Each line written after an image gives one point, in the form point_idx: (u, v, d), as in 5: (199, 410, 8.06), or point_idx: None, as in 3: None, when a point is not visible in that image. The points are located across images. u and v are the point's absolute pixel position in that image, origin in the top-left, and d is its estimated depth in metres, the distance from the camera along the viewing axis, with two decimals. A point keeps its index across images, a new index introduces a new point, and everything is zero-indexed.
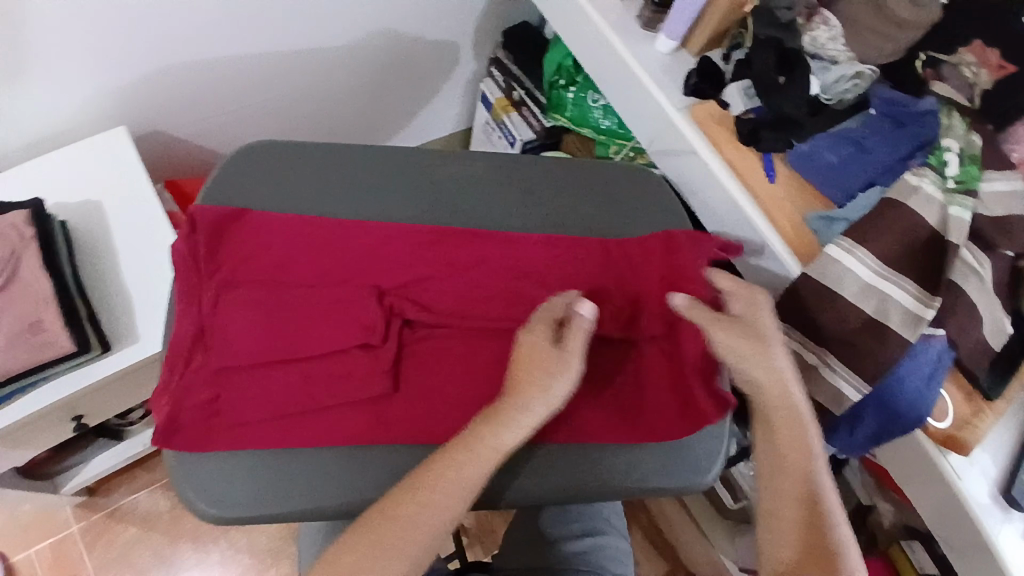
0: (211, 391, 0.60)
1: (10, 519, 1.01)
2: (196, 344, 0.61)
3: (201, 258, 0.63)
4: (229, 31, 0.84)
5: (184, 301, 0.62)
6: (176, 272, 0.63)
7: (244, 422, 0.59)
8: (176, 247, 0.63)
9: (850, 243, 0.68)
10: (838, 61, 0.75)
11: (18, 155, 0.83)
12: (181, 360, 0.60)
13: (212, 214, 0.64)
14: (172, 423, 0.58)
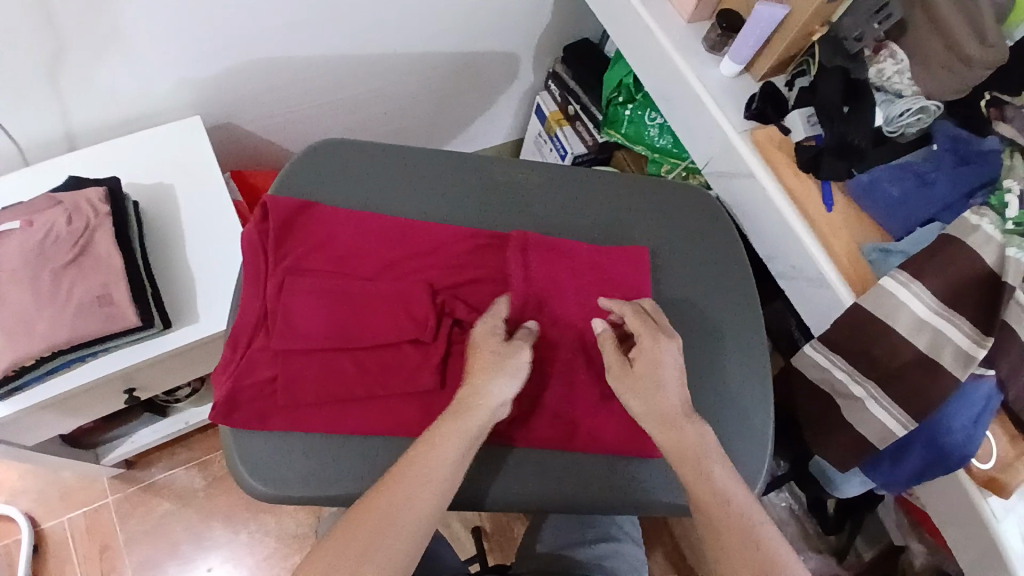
0: (269, 373, 0.61)
1: (52, 484, 1.05)
2: (258, 326, 0.63)
3: (269, 245, 0.65)
4: (307, 30, 0.87)
5: (251, 285, 0.64)
6: (244, 256, 0.65)
7: (298, 406, 0.60)
8: (247, 232, 0.65)
9: (907, 277, 0.67)
10: (903, 94, 0.76)
11: (98, 135, 0.87)
12: (243, 340, 0.62)
13: (283, 204, 0.66)
14: (229, 402, 0.60)
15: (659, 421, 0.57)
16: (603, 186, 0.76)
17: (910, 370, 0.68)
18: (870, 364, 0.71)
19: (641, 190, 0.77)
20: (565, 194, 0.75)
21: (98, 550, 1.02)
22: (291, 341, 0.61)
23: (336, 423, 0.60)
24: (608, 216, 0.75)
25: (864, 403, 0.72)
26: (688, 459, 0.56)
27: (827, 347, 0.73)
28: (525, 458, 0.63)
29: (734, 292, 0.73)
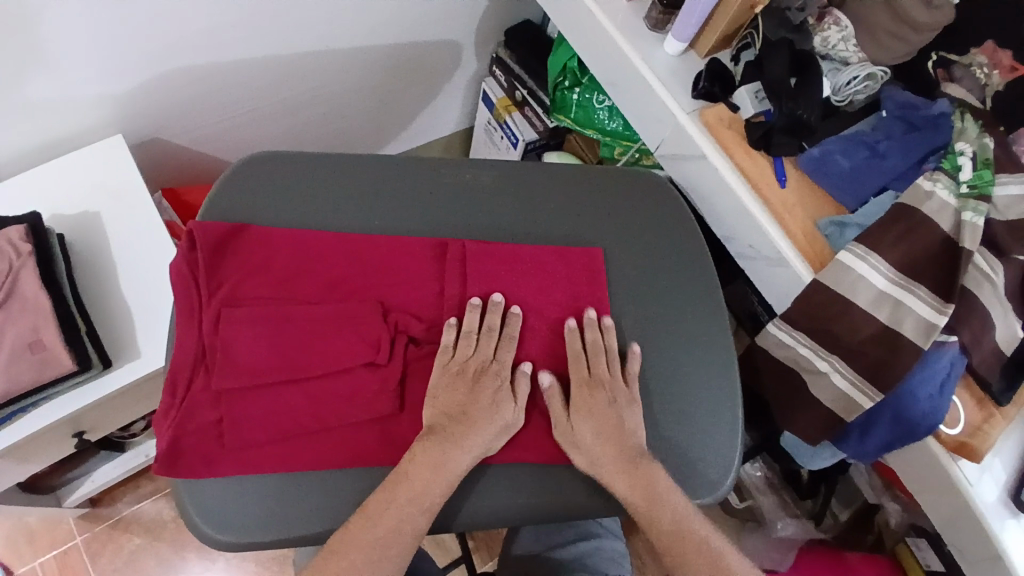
0: (215, 414, 0.58)
1: (12, 531, 1.00)
2: (198, 365, 0.60)
3: (201, 277, 0.61)
4: (236, 36, 0.83)
5: (185, 321, 0.60)
6: (175, 291, 0.61)
7: (248, 445, 0.58)
8: (177, 263, 0.61)
9: (865, 249, 0.67)
10: (849, 61, 0.74)
11: (17, 165, 0.81)
12: (183, 381, 0.59)
13: (212, 232, 0.62)
14: (174, 448, 0.57)
15: (614, 459, 0.60)
16: (552, 180, 0.74)
17: (872, 344, 0.68)
18: (833, 341, 0.70)
19: (592, 181, 0.74)
20: (514, 192, 0.72)
21: None
22: (234, 378, 0.58)
23: (292, 459, 0.58)
24: (562, 214, 0.73)
25: (829, 377, 0.71)
26: (648, 496, 0.59)
27: (789, 326, 0.72)
28: (493, 471, 0.62)
29: (693, 279, 0.72)
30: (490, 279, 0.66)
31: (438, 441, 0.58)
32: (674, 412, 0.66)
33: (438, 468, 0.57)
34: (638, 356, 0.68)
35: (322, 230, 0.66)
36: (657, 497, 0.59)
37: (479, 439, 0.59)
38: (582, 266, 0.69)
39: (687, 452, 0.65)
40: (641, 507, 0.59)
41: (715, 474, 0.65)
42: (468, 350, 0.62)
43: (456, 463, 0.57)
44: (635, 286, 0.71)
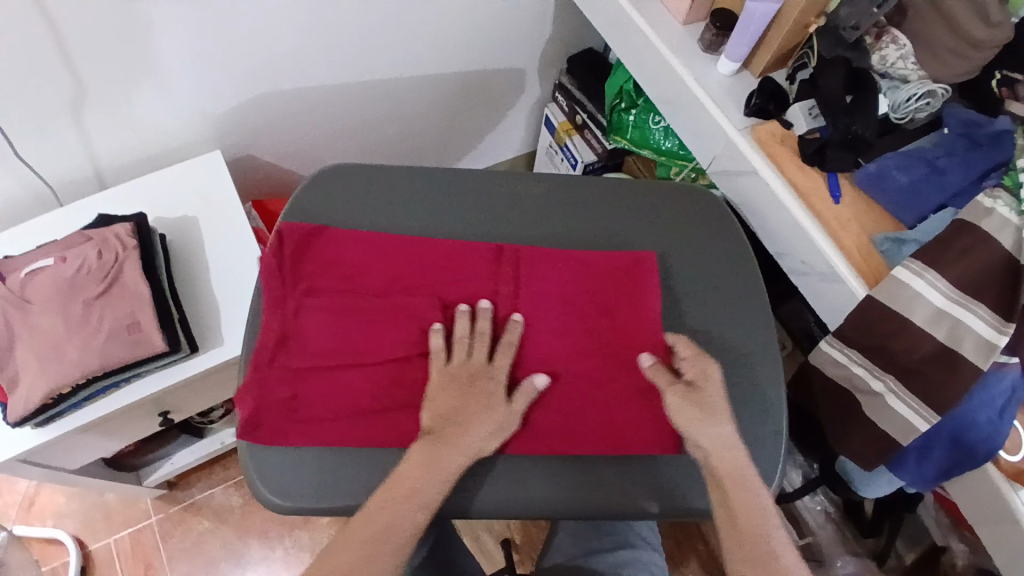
0: (291, 390, 0.64)
1: (98, 507, 1.10)
2: (278, 346, 0.65)
3: (286, 270, 0.68)
4: (321, 63, 0.92)
5: (271, 307, 0.67)
6: (263, 282, 0.68)
7: (318, 420, 0.63)
8: (266, 259, 0.68)
9: (921, 265, 0.65)
10: (908, 79, 0.74)
11: (126, 173, 0.93)
12: (265, 359, 0.65)
13: (298, 231, 0.69)
14: (254, 419, 0.63)
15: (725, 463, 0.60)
16: (602, 190, 0.77)
17: (927, 364, 0.66)
18: (888, 359, 0.68)
19: (641, 193, 0.77)
20: (565, 203, 0.76)
21: (142, 568, 1.07)
22: (312, 360, 0.65)
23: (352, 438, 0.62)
24: (613, 225, 0.75)
25: (885, 399, 0.69)
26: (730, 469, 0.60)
27: (841, 343, 0.71)
28: (510, 466, 0.64)
29: (741, 289, 0.72)
30: (544, 285, 0.69)
31: (438, 442, 0.60)
32: None
33: (439, 461, 0.59)
34: None
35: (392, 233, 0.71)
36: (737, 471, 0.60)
37: (485, 428, 0.61)
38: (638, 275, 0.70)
39: None
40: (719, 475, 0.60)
41: (759, 485, 0.64)
42: (463, 351, 0.64)
43: (470, 448, 0.60)
44: (684, 296, 0.72)
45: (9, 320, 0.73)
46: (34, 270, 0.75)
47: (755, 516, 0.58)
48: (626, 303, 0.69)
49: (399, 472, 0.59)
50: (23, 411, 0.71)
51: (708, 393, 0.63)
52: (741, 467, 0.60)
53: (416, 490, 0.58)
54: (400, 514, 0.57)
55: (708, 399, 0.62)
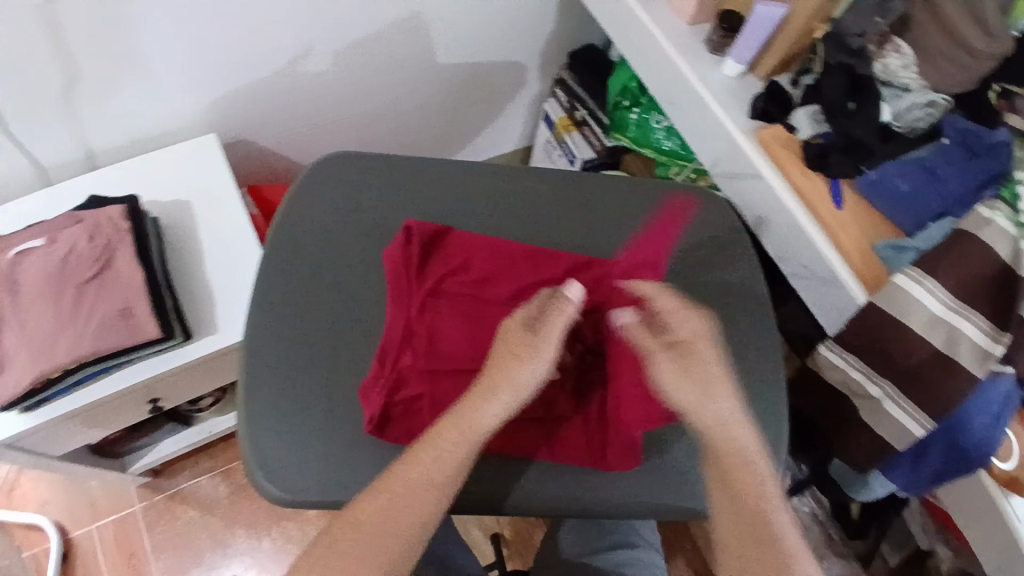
0: (416, 391, 0.63)
1: (80, 495, 1.07)
2: (404, 341, 0.65)
3: (413, 267, 0.68)
4: (321, 50, 0.90)
5: (397, 306, 0.67)
6: (390, 275, 0.68)
7: None
8: (393, 254, 0.69)
9: (920, 272, 0.67)
10: (910, 88, 0.75)
11: (117, 156, 0.90)
12: (391, 356, 0.64)
13: (426, 228, 0.69)
14: (382, 417, 0.62)
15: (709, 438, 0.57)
16: (608, 190, 0.77)
17: (923, 369, 0.67)
18: (884, 363, 0.70)
19: (650, 195, 0.78)
20: (570, 201, 0.76)
21: (124, 558, 1.05)
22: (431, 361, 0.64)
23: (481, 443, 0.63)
24: (618, 224, 0.76)
25: (882, 403, 0.71)
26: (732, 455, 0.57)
27: (841, 347, 0.73)
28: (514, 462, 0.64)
29: (742, 292, 0.74)
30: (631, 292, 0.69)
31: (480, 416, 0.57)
32: None
33: (473, 431, 0.57)
34: None
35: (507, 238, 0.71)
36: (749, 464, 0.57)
37: (496, 399, 0.57)
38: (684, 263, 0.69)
39: None
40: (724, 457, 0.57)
41: None
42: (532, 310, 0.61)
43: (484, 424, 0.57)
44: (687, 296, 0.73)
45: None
46: (25, 251, 0.73)
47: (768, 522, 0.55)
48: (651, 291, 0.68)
49: (432, 437, 0.57)
50: (11, 395, 0.69)
51: (716, 382, 0.58)
52: (761, 472, 0.57)
53: (444, 459, 0.56)
54: (428, 484, 0.55)
55: (720, 387, 0.57)
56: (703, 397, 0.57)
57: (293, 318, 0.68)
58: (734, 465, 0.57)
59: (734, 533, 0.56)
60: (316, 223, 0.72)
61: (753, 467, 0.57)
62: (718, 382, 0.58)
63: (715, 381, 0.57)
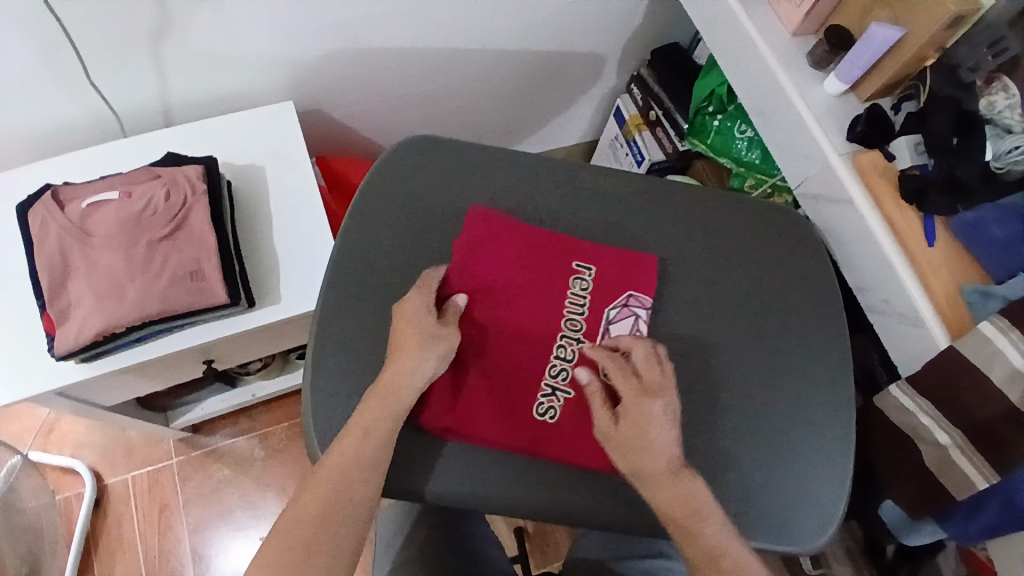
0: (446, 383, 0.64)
1: (119, 441, 1.09)
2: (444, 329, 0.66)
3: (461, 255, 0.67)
4: (407, 26, 0.88)
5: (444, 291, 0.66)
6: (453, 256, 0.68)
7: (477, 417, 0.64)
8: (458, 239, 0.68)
9: (1008, 323, 0.64)
10: (1014, 129, 0.68)
11: (193, 113, 0.90)
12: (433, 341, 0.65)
13: (484, 219, 0.69)
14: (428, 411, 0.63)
15: (657, 479, 0.59)
16: (689, 202, 0.76)
17: (998, 425, 0.65)
18: (958, 412, 0.68)
19: (732, 210, 0.76)
20: (651, 209, 0.75)
21: (157, 507, 1.07)
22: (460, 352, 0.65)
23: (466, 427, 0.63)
24: (698, 236, 0.74)
25: (949, 453, 0.69)
26: (685, 505, 0.58)
27: (913, 389, 0.71)
28: (573, 471, 0.64)
29: (816, 321, 0.72)
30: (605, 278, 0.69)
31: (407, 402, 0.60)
32: (782, 458, 0.66)
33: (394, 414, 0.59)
34: (754, 392, 0.69)
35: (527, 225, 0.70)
36: (698, 511, 0.57)
37: (425, 366, 0.61)
38: (634, 265, 0.70)
39: (788, 503, 0.65)
40: (676, 514, 0.58)
41: (815, 525, 0.64)
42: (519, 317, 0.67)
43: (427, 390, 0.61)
44: (760, 319, 0.72)
45: (66, 250, 0.71)
46: (97, 202, 0.73)
47: (694, 502, 0.58)
48: (603, 285, 0.69)
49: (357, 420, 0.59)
50: (73, 344, 0.70)
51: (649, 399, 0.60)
52: (676, 454, 0.59)
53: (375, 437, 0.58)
54: (359, 465, 0.57)
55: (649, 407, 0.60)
56: (630, 440, 0.59)
57: (363, 301, 0.67)
58: (649, 442, 0.59)
59: (669, 515, 0.58)
60: (392, 204, 0.71)
61: (709, 516, 0.57)
62: (646, 420, 0.59)
63: (646, 421, 0.59)
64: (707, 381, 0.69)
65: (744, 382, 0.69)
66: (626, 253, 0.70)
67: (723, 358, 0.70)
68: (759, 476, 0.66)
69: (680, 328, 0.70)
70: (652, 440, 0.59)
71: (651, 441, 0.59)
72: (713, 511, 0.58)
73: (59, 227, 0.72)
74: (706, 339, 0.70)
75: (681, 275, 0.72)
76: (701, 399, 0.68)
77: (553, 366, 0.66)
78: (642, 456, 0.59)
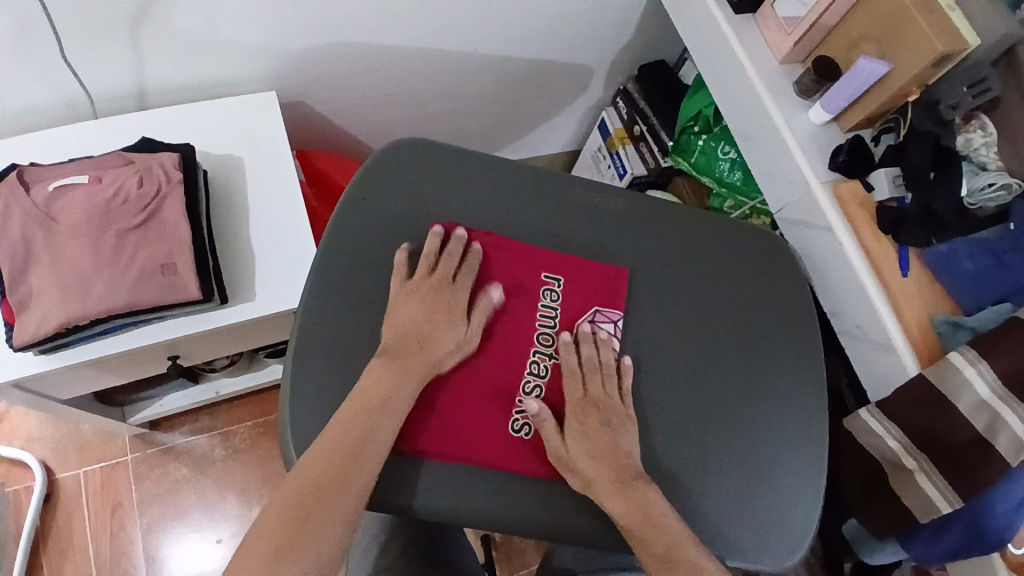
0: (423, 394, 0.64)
1: (71, 435, 1.04)
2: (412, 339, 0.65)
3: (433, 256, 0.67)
4: (400, 24, 0.87)
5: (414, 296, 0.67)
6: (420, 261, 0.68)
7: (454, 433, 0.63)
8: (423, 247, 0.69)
9: (976, 354, 0.66)
10: (988, 167, 0.73)
11: (170, 98, 0.86)
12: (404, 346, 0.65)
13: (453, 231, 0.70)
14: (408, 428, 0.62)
15: (612, 482, 0.60)
16: (674, 220, 0.76)
17: (964, 451, 0.66)
18: (925, 438, 0.69)
19: (716, 231, 0.77)
20: (638, 224, 0.75)
21: (109, 506, 1.02)
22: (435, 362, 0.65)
23: (456, 448, 0.62)
24: (682, 253, 0.75)
25: (913, 475, 0.71)
26: (643, 515, 0.59)
27: (881, 414, 0.73)
28: (550, 488, 0.63)
29: (795, 344, 0.74)
30: (571, 287, 0.71)
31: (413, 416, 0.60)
32: (755, 479, 0.67)
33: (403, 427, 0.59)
34: (732, 413, 0.69)
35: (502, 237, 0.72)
36: (653, 518, 0.59)
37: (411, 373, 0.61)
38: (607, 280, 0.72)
39: (760, 524, 0.66)
40: (635, 524, 0.59)
41: (785, 546, 0.65)
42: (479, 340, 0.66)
43: None
44: (740, 339, 0.72)
45: (30, 236, 0.68)
46: (66, 186, 0.69)
47: (648, 511, 0.59)
48: (570, 295, 0.71)
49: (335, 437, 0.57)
50: (33, 336, 0.66)
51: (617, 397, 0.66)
52: (631, 464, 0.62)
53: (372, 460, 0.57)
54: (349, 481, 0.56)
55: (614, 406, 0.65)
56: (579, 446, 0.62)
57: (343, 305, 0.65)
58: (602, 449, 0.62)
59: (626, 526, 0.59)
60: (376, 207, 0.70)
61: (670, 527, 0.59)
62: (604, 440, 0.63)
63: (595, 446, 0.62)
64: (686, 399, 0.69)
65: (722, 401, 0.69)
66: (595, 266, 0.72)
67: (704, 376, 0.70)
68: (731, 496, 0.66)
69: (661, 345, 0.71)
70: (614, 446, 0.62)
71: (614, 449, 0.62)
72: (672, 525, 0.59)
73: (21, 211, 0.68)
74: (687, 356, 0.71)
75: (662, 291, 0.73)
76: (681, 416, 0.68)
77: (525, 381, 0.67)
78: (593, 464, 0.61)
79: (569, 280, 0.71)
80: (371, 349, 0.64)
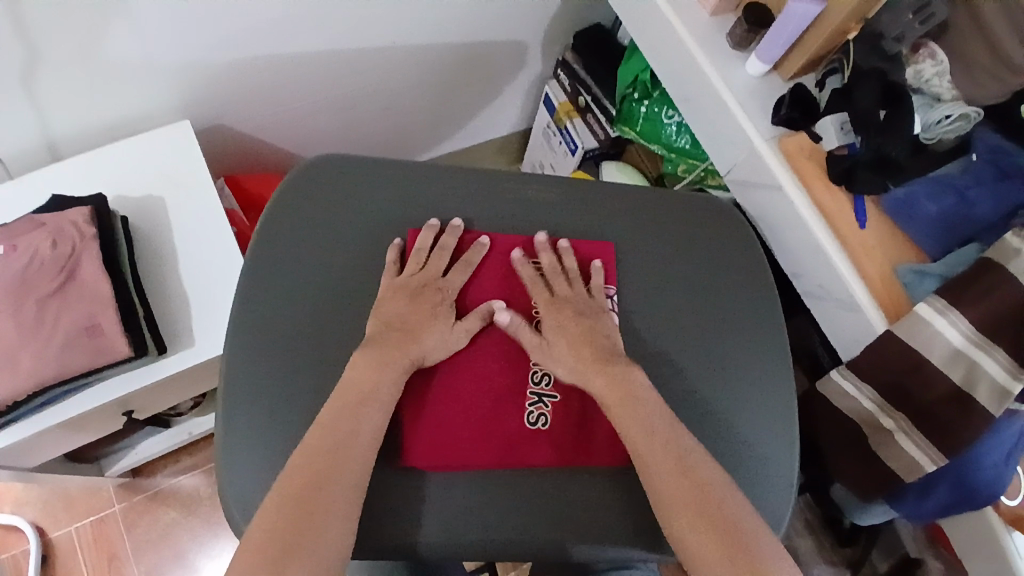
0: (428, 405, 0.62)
1: (58, 494, 1.04)
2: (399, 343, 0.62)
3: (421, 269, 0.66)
4: (306, 29, 0.82)
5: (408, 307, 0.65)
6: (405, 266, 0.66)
7: (453, 445, 0.61)
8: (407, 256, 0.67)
9: (944, 304, 0.62)
10: (942, 99, 0.68)
11: (84, 144, 0.83)
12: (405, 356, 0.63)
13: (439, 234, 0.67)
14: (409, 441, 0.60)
15: (642, 436, 0.57)
16: (614, 203, 0.72)
17: (941, 406, 0.64)
18: (901, 396, 0.66)
19: (658, 207, 0.73)
20: (575, 213, 0.71)
21: (105, 558, 1.02)
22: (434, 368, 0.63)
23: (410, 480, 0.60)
24: (627, 235, 0.71)
25: (892, 435, 0.68)
26: (678, 463, 0.56)
27: (855, 376, 0.69)
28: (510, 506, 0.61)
29: (756, 316, 0.70)
30: (562, 275, 0.68)
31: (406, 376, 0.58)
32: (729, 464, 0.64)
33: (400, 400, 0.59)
34: (695, 397, 0.66)
35: (489, 233, 0.69)
36: (688, 464, 0.56)
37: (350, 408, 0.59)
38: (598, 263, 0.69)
39: None
40: (671, 475, 0.55)
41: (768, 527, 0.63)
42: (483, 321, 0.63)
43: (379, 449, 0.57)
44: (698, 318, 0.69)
45: None
46: None
47: (686, 463, 0.56)
48: None
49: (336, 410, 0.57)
50: None
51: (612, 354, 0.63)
52: (658, 416, 0.59)
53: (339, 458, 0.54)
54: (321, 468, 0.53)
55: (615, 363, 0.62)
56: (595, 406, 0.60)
57: (272, 345, 0.62)
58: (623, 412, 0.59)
59: (660, 477, 0.56)
60: (296, 237, 0.66)
61: (707, 465, 0.56)
62: (625, 394, 0.60)
63: (619, 401, 0.60)
64: None
65: (685, 388, 0.66)
66: (588, 246, 0.70)
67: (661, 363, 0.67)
68: None
69: None
70: (637, 402, 0.60)
71: (640, 396, 0.60)
72: (708, 466, 0.56)
73: None
74: (643, 344, 0.67)
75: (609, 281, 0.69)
76: None
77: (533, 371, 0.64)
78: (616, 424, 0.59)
79: (560, 268, 0.69)
80: (306, 387, 0.62)
